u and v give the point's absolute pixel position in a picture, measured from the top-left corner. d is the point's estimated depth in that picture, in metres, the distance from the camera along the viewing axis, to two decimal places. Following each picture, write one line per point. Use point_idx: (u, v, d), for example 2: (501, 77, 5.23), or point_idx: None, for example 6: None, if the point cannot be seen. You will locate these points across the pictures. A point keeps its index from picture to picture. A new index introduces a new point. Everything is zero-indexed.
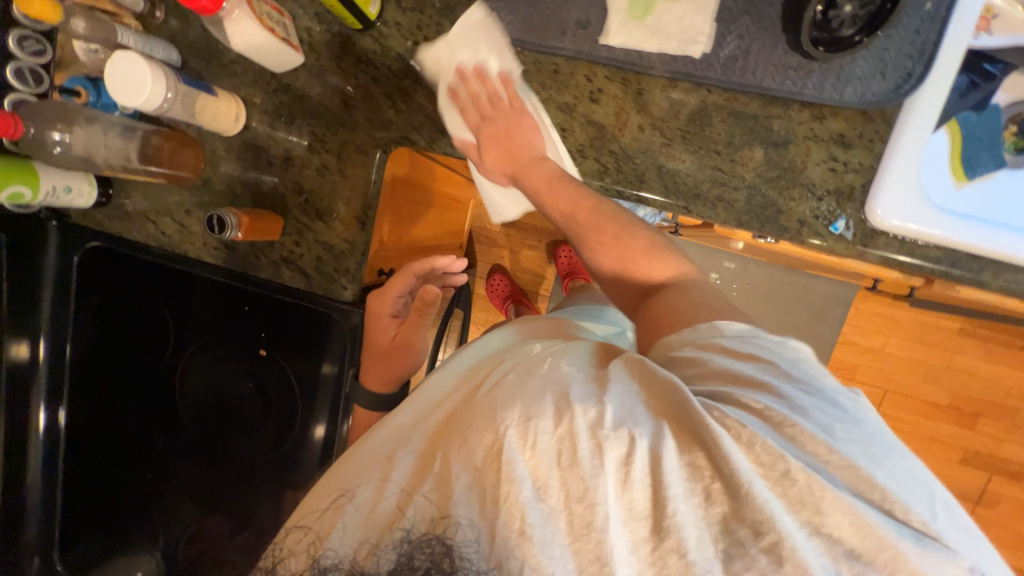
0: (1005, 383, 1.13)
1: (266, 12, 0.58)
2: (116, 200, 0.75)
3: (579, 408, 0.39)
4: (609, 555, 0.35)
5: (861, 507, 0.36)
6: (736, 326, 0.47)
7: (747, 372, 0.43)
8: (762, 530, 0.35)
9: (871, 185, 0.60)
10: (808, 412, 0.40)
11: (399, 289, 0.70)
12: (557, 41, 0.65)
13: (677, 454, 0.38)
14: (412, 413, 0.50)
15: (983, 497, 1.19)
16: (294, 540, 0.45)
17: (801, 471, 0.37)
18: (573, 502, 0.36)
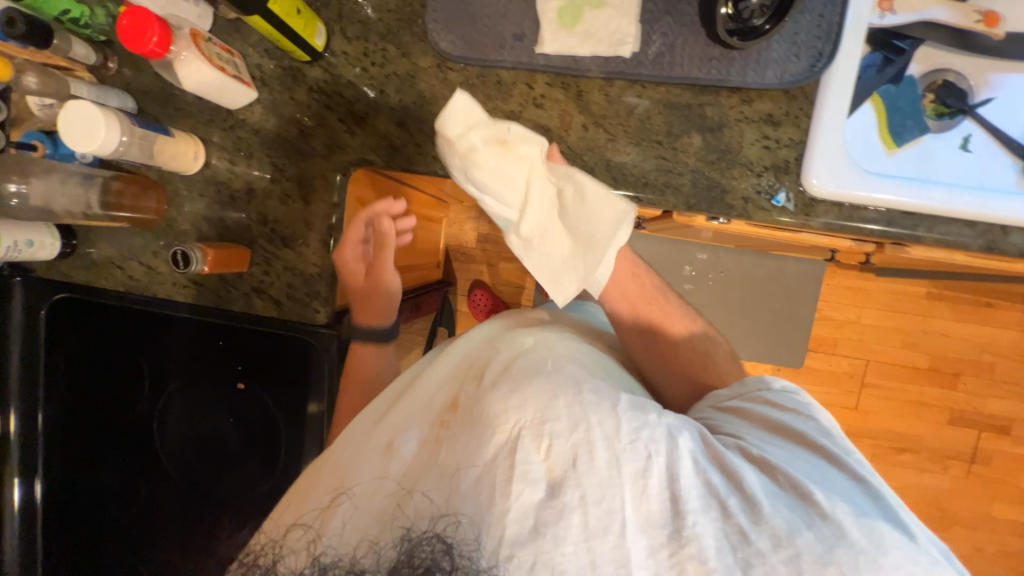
0: (978, 340, 1.37)
1: (214, 52, 0.64)
2: (81, 250, 0.77)
3: (595, 419, 0.46)
4: (626, 557, 0.41)
5: (878, 523, 0.42)
6: (782, 382, 0.57)
7: (781, 422, 0.53)
8: (780, 541, 0.41)
9: (804, 157, 0.64)
10: (833, 459, 0.49)
11: (357, 236, 0.73)
12: (496, 55, 0.66)
13: (699, 475, 0.45)
14: (408, 412, 0.56)
15: (978, 453, 1.41)
16: (293, 537, 0.49)
17: (823, 496, 0.44)
18: (591, 504, 0.42)
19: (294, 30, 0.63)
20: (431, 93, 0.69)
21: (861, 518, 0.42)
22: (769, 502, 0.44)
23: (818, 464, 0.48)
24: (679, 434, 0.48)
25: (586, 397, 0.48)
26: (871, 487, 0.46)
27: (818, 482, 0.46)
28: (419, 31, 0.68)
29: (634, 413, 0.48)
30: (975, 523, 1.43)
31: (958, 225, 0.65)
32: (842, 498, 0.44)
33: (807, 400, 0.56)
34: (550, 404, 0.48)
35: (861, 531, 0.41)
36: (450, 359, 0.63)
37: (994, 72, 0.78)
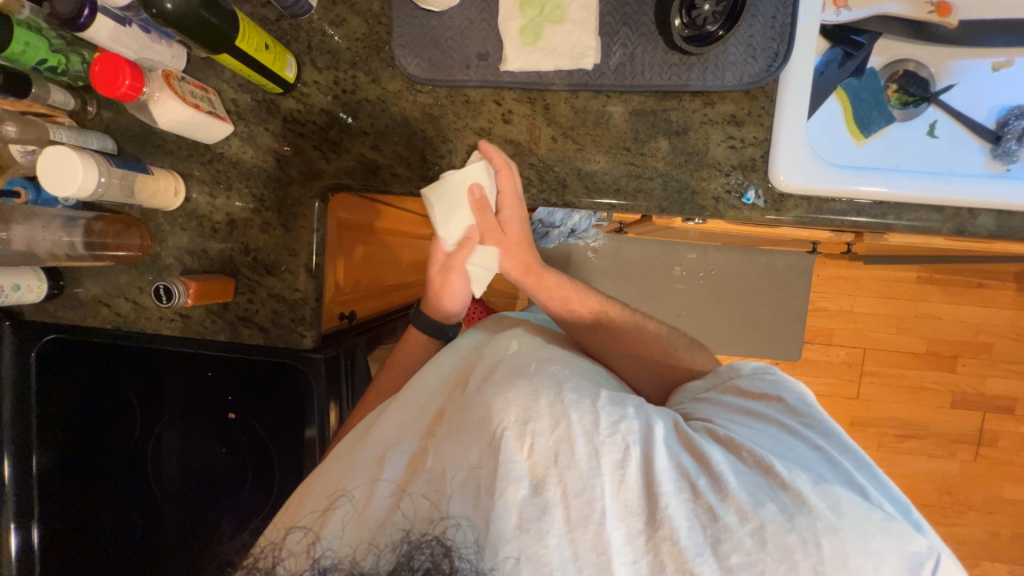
0: (972, 322, 1.37)
1: (188, 91, 0.66)
2: (68, 290, 0.78)
3: (576, 416, 0.46)
4: (605, 545, 0.40)
5: (833, 488, 0.43)
6: (753, 364, 0.60)
7: (752, 407, 0.55)
8: (745, 515, 0.41)
9: (770, 155, 0.65)
10: (802, 434, 0.50)
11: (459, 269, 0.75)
12: (463, 75, 0.68)
13: (673, 461, 0.45)
14: (399, 422, 0.57)
15: (983, 436, 1.40)
16: (292, 540, 0.49)
17: (781, 466, 0.44)
18: (571, 497, 0.42)
19: (264, 64, 0.65)
20: (403, 115, 0.70)
21: (818, 485, 0.43)
22: (731, 479, 0.44)
23: (781, 439, 0.49)
24: (654, 423, 0.48)
25: (567, 396, 0.48)
26: (830, 455, 0.47)
27: (781, 456, 0.46)
28: (387, 57, 0.70)
29: (613, 408, 0.48)
30: (988, 507, 1.41)
31: (926, 210, 0.65)
32: (803, 469, 0.45)
33: (776, 376, 0.58)
34: (533, 404, 0.47)
35: (818, 497, 0.42)
36: (442, 371, 0.63)
37: (954, 60, 0.80)
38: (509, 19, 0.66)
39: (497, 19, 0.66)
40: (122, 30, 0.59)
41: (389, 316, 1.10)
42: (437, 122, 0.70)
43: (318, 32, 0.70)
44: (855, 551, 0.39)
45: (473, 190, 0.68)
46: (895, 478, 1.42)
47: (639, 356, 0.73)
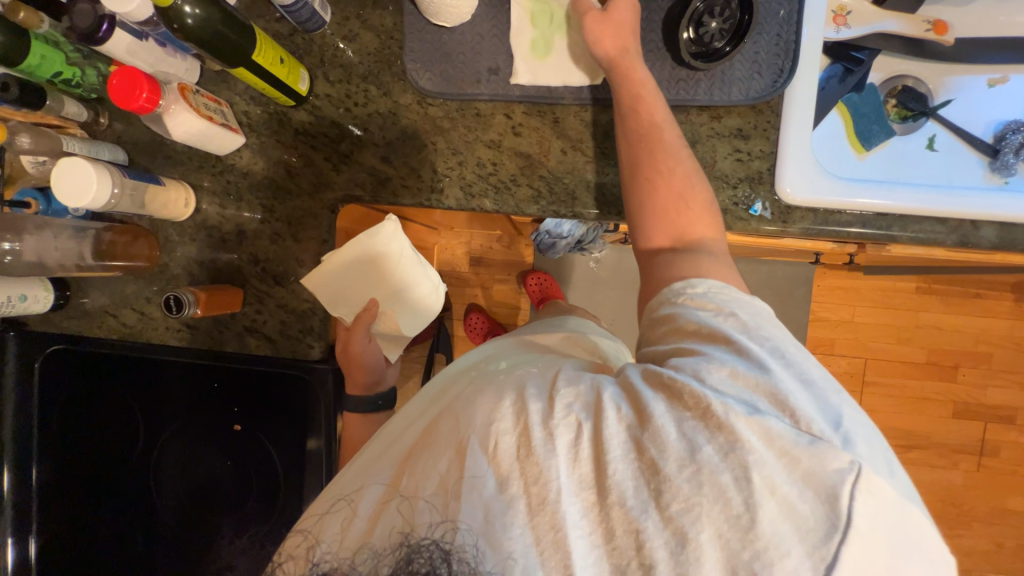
0: (972, 331, 1.38)
1: (202, 103, 0.66)
2: (74, 300, 0.78)
3: (533, 407, 0.42)
4: (562, 522, 0.38)
5: (767, 420, 0.39)
6: (707, 282, 0.51)
7: (704, 323, 0.48)
8: (684, 461, 0.38)
9: (776, 168, 0.66)
10: (752, 353, 0.44)
11: (362, 340, 0.76)
12: (473, 89, 0.69)
13: (619, 422, 0.41)
14: (381, 441, 0.52)
15: (986, 446, 1.40)
16: (292, 544, 0.46)
17: (719, 404, 0.39)
18: (530, 484, 0.39)
19: (278, 77, 0.65)
20: (413, 128, 0.71)
21: (752, 417, 0.39)
22: (671, 426, 0.40)
23: (727, 363, 0.43)
24: (607, 387, 0.44)
25: (529, 390, 0.44)
26: (769, 377, 0.42)
27: (720, 389, 0.41)
28: (398, 71, 0.71)
29: (570, 387, 0.44)
30: (992, 518, 1.40)
31: (929, 222, 0.66)
32: (738, 403, 0.40)
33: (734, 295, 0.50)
34: (490, 402, 0.43)
35: (752, 432, 0.38)
36: (425, 391, 0.59)
37: (950, 76, 0.82)
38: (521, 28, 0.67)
39: (509, 34, 0.68)
40: (139, 44, 0.60)
41: None
42: (447, 134, 0.71)
43: (331, 46, 0.72)
44: (785, 480, 0.37)
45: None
46: None
47: (640, 222, 0.60)
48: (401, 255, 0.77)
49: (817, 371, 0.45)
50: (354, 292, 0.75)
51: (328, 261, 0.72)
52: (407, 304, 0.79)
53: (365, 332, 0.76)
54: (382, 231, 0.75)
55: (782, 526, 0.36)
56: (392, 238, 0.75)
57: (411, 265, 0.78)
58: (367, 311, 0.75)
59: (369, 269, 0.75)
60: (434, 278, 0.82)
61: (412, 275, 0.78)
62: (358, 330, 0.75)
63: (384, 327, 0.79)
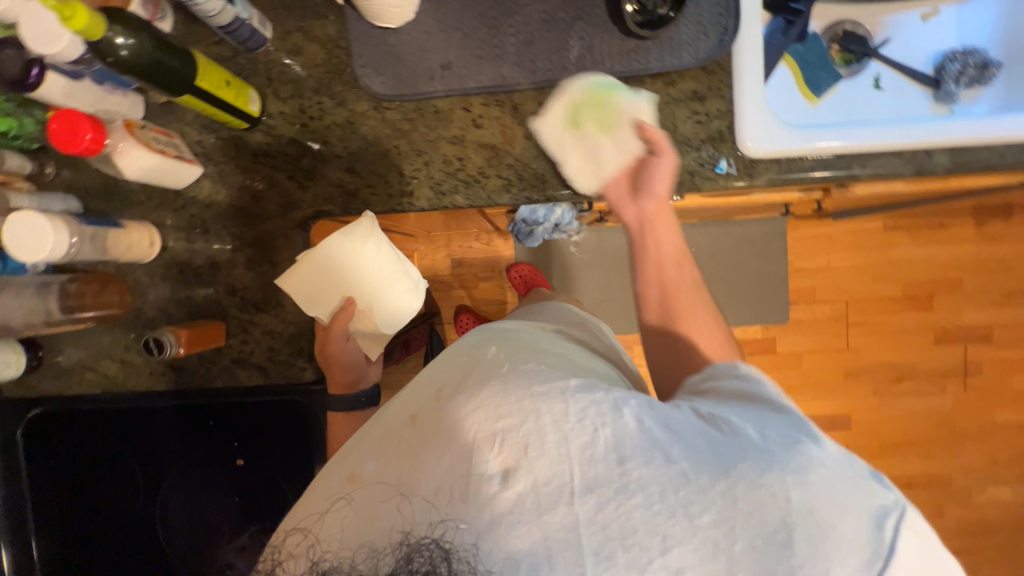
0: (941, 259, 1.43)
1: (151, 137, 0.64)
2: (48, 359, 0.75)
3: (545, 407, 0.42)
4: (576, 523, 0.38)
5: (805, 453, 0.41)
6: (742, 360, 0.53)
7: (742, 385, 0.49)
8: (717, 475, 0.39)
9: (735, 125, 0.68)
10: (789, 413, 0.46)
11: (339, 340, 0.71)
12: (428, 87, 0.69)
13: (642, 430, 0.41)
14: (371, 423, 0.49)
15: (969, 367, 1.46)
16: (291, 543, 0.43)
17: (757, 439, 0.41)
18: (540, 485, 0.39)
19: (227, 100, 0.64)
20: (373, 135, 0.70)
21: (790, 449, 0.41)
22: (707, 448, 0.41)
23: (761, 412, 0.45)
24: (626, 398, 0.43)
25: (535, 386, 0.43)
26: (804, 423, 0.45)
27: (756, 424, 0.43)
28: (349, 79, 0.70)
29: (583, 391, 0.43)
30: (984, 433, 1.47)
31: (886, 156, 0.68)
32: (775, 436, 0.42)
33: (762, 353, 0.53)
34: (502, 401, 0.43)
35: (790, 459, 0.40)
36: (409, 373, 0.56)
37: (886, 15, 0.84)
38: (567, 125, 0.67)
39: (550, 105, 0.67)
40: (75, 84, 0.57)
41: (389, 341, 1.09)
42: (409, 136, 0.70)
43: (276, 63, 0.70)
44: (822, 504, 0.38)
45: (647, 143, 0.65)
46: (893, 420, 1.47)
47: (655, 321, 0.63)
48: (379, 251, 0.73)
49: None
50: (327, 292, 0.72)
51: (301, 261, 0.71)
52: (384, 305, 0.76)
53: (343, 333, 0.71)
54: (354, 231, 0.71)
55: (821, 546, 0.37)
56: (366, 236, 0.72)
57: (390, 264, 0.74)
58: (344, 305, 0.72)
59: (344, 266, 0.72)
60: (415, 275, 0.76)
61: (391, 271, 0.75)
62: (334, 330, 0.70)
63: (363, 326, 0.76)
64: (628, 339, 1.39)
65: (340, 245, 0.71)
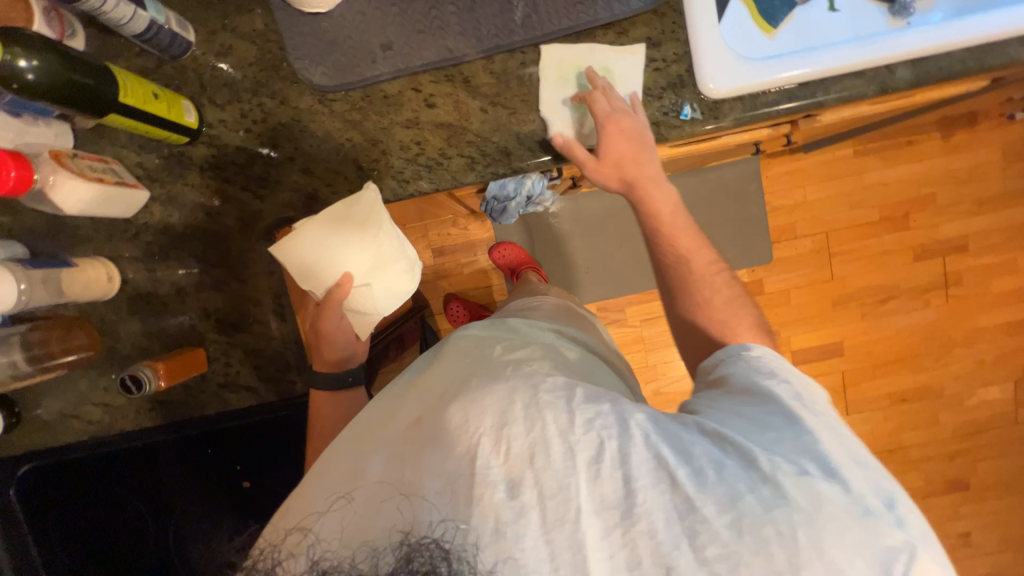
0: (912, 176, 1.45)
1: (86, 166, 0.60)
2: (28, 414, 0.71)
3: (550, 416, 0.42)
4: (581, 543, 0.39)
5: (818, 484, 0.41)
6: (761, 350, 0.54)
7: (762, 387, 0.49)
8: (726, 508, 0.40)
9: (694, 67, 0.66)
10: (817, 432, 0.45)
11: (333, 315, 0.68)
12: (373, 71, 0.65)
13: (646, 448, 0.42)
14: (374, 416, 0.49)
15: (949, 278, 1.49)
16: (291, 542, 0.42)
17: (770, 463, 0.42)
18: (546, 499, 0.40)
19: (159, 114, 0.60)
20: (324, 131, 0.67)
21: (802, 480, 0.41)
22: (718, 470, 0.41)
23: (774, 423, 0.45)
24: (631, 411, 0.44)
25: (543, 395, 0.44)
26: (815, 444, 0.43)
27: (772, 447, 0.43)
28: (288, 74, 0.66)
29: (589, 402, 0.44)
30: (969, 340, 1.52)
31: (849, 78, 0.67)
32: (789, 462, 0.42)
33: (781, 362, 0.53)
34: (506, 407, 0.43)
35: (802, 492, 0.40)
36: (412, 369, 0.56)
37: None
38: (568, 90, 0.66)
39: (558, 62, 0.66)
40: None
41: (381, 341, 1.07)
42: (361, 126, 0.67)
43: (206, 67, 0.66)
44: (838, 551, 0.38)
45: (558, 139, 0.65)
46: (882, 341, 1.51)
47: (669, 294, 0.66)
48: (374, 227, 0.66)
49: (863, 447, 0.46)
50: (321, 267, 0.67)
51: (298, 229, 0.66)
52: (377, 284, 0.69)
53: (336, 307, 0.68)
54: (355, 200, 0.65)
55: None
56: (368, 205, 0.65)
57: (390, 242, 0.68)
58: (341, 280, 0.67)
59: (339, 238, 0.67)
60: (412, 255, 0.69)
61: (387, 249, 0.68)
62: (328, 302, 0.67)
63: (358, 307, 0.70)
64: (618, 301, 1.39)
65: (337, 214, 0.66)
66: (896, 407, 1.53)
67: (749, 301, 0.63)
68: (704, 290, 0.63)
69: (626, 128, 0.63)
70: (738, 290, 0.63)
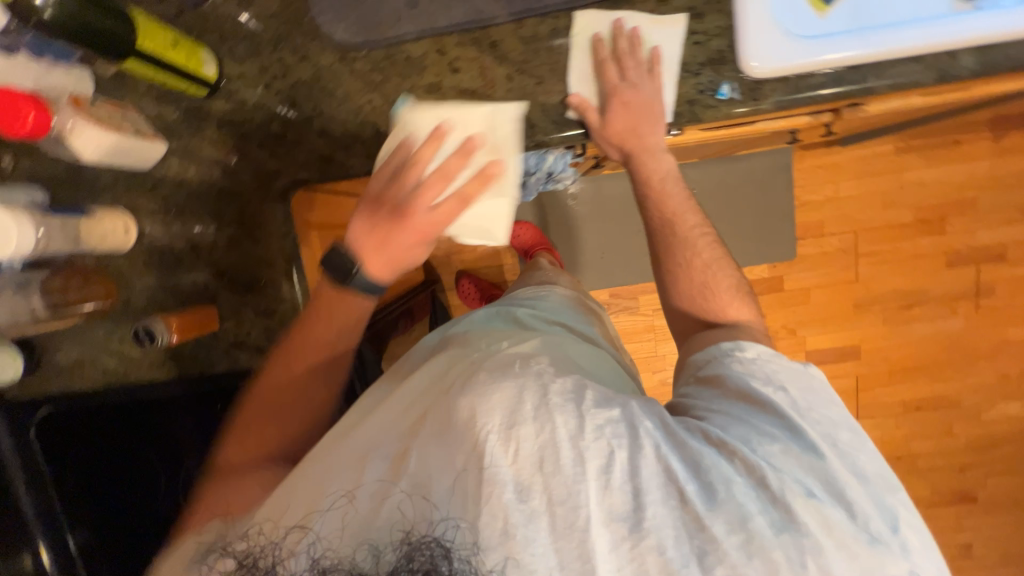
0: (954, 178, 1.37)
1: (105, 114, 0.59)
2: (47, 360, 0.74)
3: (561, 420, 0.41)
4: (591, 551, 0.39)
5: (824, 507, 0.41)
6: (759, 349, 0.53)
7: (755, 390, 0.49)
8: (735, 526, 0.40)
9: (736, 43, 0.62)
10: (820, 449, 0.45)
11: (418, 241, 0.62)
12: (396, 30, 0.63)
13: (656, 458, 0.41)
14: (379, 414, 0.48)
15: (981, 288, 1.42)
16: (292, 540, 0.43)
17: (779, 483, 0.42)
18: (556, 505, 0.39)
19: (178, 63, 0.59)
20: (343, 91, 0.65)
21: (809, 500, 0.41)
22: (725, 486, 0.41)
23: (780, 438, 0.45)
24: (642, 418, 0.43)
25: (553, 396, 0.43)
26: (822, 463, 0.44)
27: (784, 468, 0.43)
28: (309, 29, 0.64)
29: (600, 406, 0.43)
30: (994, 353, 1.46)
31: (904, 64, 0.62)
32: (799, 484, 0.42)
33: (786, 364, 0.51)
34: (517, 406, 0.42)
35: (809, 514, 0.41)
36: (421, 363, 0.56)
37: None
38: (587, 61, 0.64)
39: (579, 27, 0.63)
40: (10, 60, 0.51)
41: (390, 311, 1.08)
42: (381, 88, 0.64)
43: (227, 18, 0.64)
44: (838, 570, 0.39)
45: (575, 97, 0.63)
46: (902, 347, 1.46)
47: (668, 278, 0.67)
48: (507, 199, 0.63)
49: (875, 465, 0.45)
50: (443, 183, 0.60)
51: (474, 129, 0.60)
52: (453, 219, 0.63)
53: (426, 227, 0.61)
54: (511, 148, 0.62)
55: None
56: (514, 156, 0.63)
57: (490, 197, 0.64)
58: (435, 133, 0.58)
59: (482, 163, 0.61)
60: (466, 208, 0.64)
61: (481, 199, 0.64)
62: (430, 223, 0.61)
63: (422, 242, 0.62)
64: (631, 289, 1.37)
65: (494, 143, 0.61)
66: (910, 416, 1.50)
67: (731, 261, 0.67)
68: (684, 252, 0.66)
69: (630, 100, 0.62)
70: (719, 251, 0.67)
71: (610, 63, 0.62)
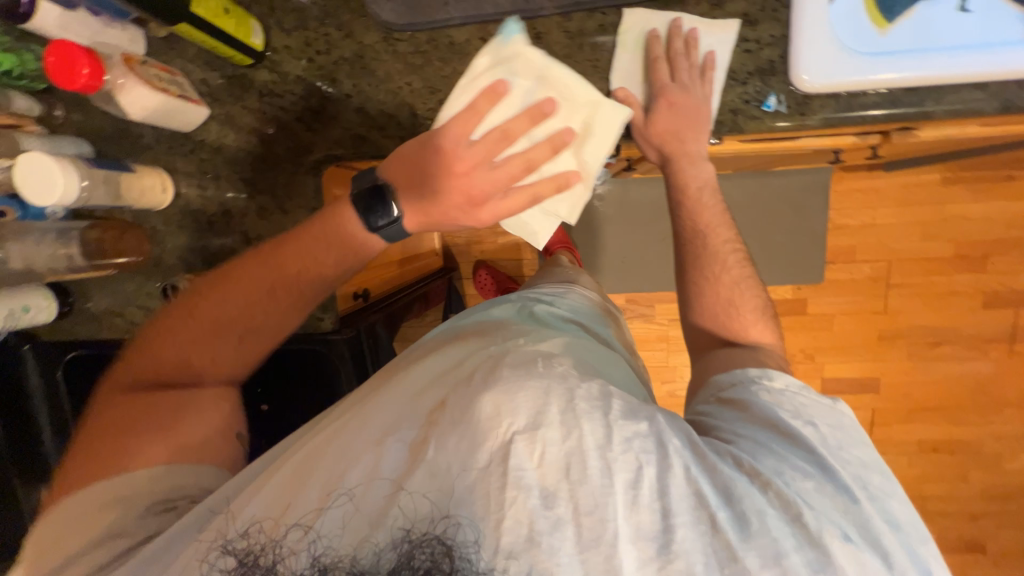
0: (1002, 215, 1.30)
1: (154, 75, 0.61)
2: (79, 306, 0.77)
3: (588, 427, 0.42)
4: (617, 568, 0.39)
5: (862, 553, 0.40)
6: (786, 380, 0.52)
7: (783, 420, 0.48)
8: (768, 561, 0.39)
9: (789, 55, 0.60)
10: (851, 488, 0.44)
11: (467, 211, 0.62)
12: (443, 14, 0.63)
13: (685, 478, 0.41)
14: (393, 402, 0.48)
15: (1017, 332, 1.36)
16: (291, 539, 0.42)
17: (815, 522, 0.41)
18: (582, 516, 0.39)
19: (227, 31, 0.60)
20: (385, 71, 0.65)
21: (847, 544, 0.40)
22: (757, 516, 0.40)
23: (814, 472, 0.44)
24: (669, 435, 0.43)
25: (579, 402, 0.43)
26: (855, 505, 0.43)
27: (818, 505, 0.42)
28: (357, 6, 0.64)
29: (627, 419, 0.43)
30: None
31: (966, 90, 0.59)
32: (835, 523, 0.41)
33: (815, 397, 0.50)
34: (544, 409, 0.42)
35: (847, 558, 0.40)
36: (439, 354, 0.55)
37: None
38: (635, 59, 0.63)
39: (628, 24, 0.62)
40: (69, 15, 0.55)
41: (407, 294, 1.09)
42: (422, 71, 0.64)
43: None
44: None
45: (620, 92, 0.62)
46: (926, 385, 1.41)
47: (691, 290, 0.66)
48: (562, 213, 0.64)
49: (906, 511, 0.45)
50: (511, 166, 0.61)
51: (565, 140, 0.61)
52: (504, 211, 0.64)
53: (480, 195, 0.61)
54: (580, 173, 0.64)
55: None
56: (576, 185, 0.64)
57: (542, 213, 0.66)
58: (537, 108, 0.59)
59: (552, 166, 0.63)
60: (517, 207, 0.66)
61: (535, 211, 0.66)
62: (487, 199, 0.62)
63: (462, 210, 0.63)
64: (649, 296, 1.36)
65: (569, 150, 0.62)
66: (925, 456, 1.45)
67: (758, 281, 0.66)
68: (714, 266, 0.65)
69: (677, 102, 0.60)
70: (748, 270, 0.65)
71: (660, 60, 0.61)
